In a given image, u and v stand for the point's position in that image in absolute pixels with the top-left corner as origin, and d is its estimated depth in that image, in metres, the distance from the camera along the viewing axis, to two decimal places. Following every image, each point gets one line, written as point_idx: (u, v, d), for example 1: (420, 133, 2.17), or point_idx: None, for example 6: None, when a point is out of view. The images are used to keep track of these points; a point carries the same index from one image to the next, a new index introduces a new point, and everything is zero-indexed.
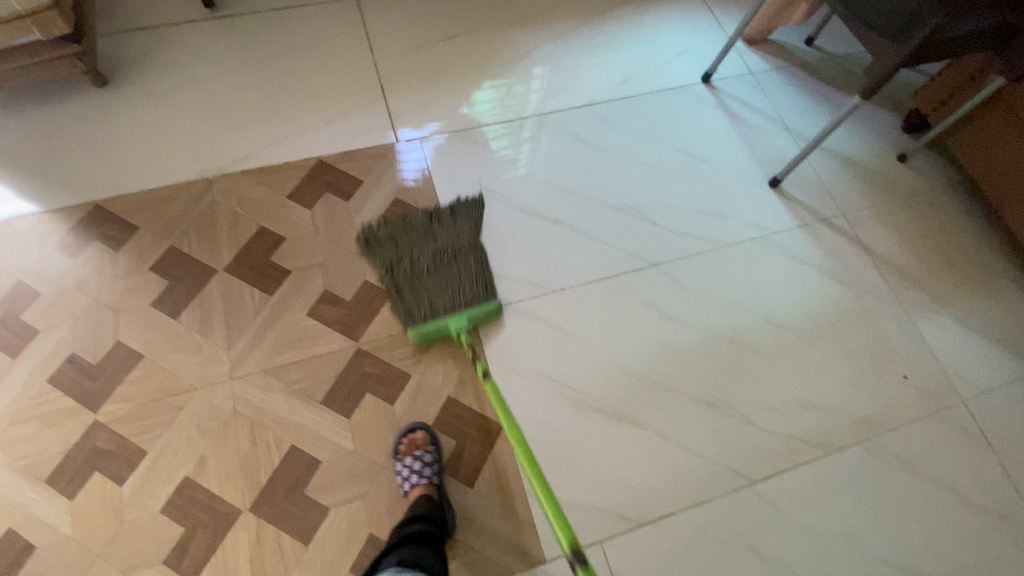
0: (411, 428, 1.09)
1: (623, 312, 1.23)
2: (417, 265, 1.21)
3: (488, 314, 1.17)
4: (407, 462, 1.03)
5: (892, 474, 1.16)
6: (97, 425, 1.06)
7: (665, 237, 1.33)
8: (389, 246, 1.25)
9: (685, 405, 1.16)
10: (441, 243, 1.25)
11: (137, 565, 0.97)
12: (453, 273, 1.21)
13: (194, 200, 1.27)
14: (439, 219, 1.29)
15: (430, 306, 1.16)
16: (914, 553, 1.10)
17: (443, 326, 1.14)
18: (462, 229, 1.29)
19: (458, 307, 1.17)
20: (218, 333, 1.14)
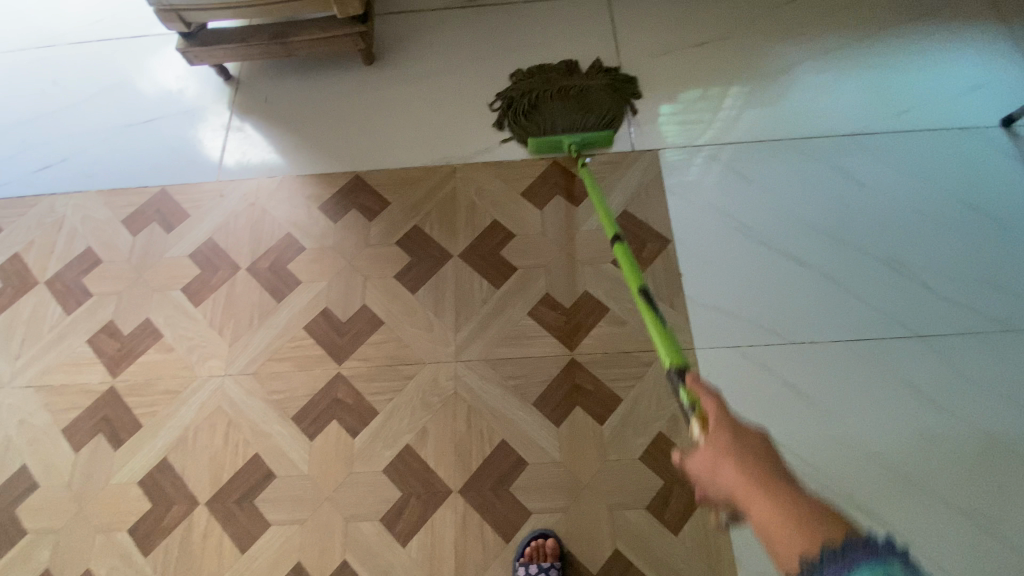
0: (542, 533, 1.01)
1: (873, 381, 1.08)
2: (548, 95, 1.40)
3: (598, 139, 1.32)
4: (531, 571, 0.95)
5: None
6: (339, 377, 1.17)
7: (933, 304, 1.15)
8: (525, 82, 1.42)
9: (937, 507, 0.99)
10: (573, 87, 1.40)
11: (357, 515, 1.06)
12: (576, 120, 1.36)
13: (438, 184, 1.35)
14: (578, 71, 1.44)
15: (552, 128, 1.36)
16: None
17: (559, 141, 1.32)
18: (595, 80, 1.41)
19: (575, 126, 1.36)
20: (448, 316, 1.22)
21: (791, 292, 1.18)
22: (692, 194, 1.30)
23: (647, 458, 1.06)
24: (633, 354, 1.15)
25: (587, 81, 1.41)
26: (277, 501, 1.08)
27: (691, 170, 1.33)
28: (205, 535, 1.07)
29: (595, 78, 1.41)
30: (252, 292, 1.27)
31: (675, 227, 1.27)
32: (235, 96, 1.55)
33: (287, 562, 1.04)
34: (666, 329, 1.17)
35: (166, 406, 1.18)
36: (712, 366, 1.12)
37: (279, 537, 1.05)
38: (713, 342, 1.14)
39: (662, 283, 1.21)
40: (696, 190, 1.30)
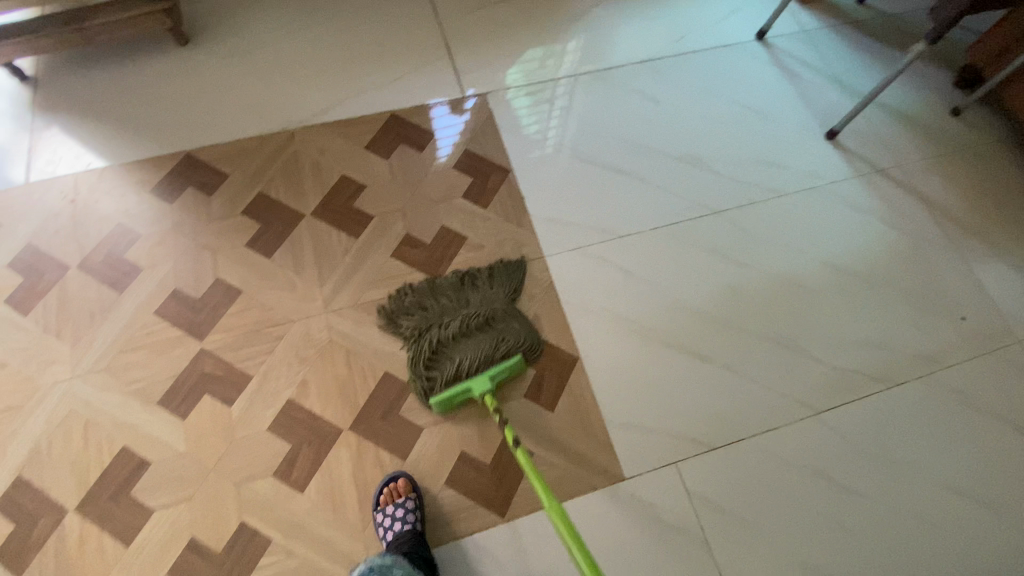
0: (393, 475, 1.04)
1: (690, 254, 1.29)
2: (449, 340, 1.16)
3: (508, 369, 1.12)
4: (388, 513, 0.99)
5: (952, 410, 1.20)
6: (204, 353, 1.13)
7: (726, 185, 1.38)
8: (417, 313, 1.20)
9: (752, 340, 1.21)
10: (472, 309, 1.20)
11: (248, 477, 1.04)
12: (483, 348, 1.14)
13: (279, 152, 1.35)
14: (475, 292, 1.23)
15: (454, 372, 1.11)
16: (977, 482, 1.14)
17: (465, 389, 1.09)
18: (496, 294, 1.22)
19: (481, 365, 1.12)
20: (311, 273, 1.23)
21: (617, 194, 1.36)
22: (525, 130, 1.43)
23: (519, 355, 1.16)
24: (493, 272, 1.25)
25: (486, 296, 1.22)
26: (157, 486, 1.03)
27: (520, 110, 1.46)
28: (81, 540, 1.00)
29: (497, 304, 1.21)
30: (88, 289, 1.18)
31: (513, 158, 1.39)
32: (35, 95, 1.41)
33: (177, 542, 0.99)
34: (519, 245, 1.28)
35: (6, 424, 1.07)
36: (562, 268, 1.26)
37: (165, 520, 1.01)
38: (560, 248, 1.28)
39: (509, 206, 1.33)
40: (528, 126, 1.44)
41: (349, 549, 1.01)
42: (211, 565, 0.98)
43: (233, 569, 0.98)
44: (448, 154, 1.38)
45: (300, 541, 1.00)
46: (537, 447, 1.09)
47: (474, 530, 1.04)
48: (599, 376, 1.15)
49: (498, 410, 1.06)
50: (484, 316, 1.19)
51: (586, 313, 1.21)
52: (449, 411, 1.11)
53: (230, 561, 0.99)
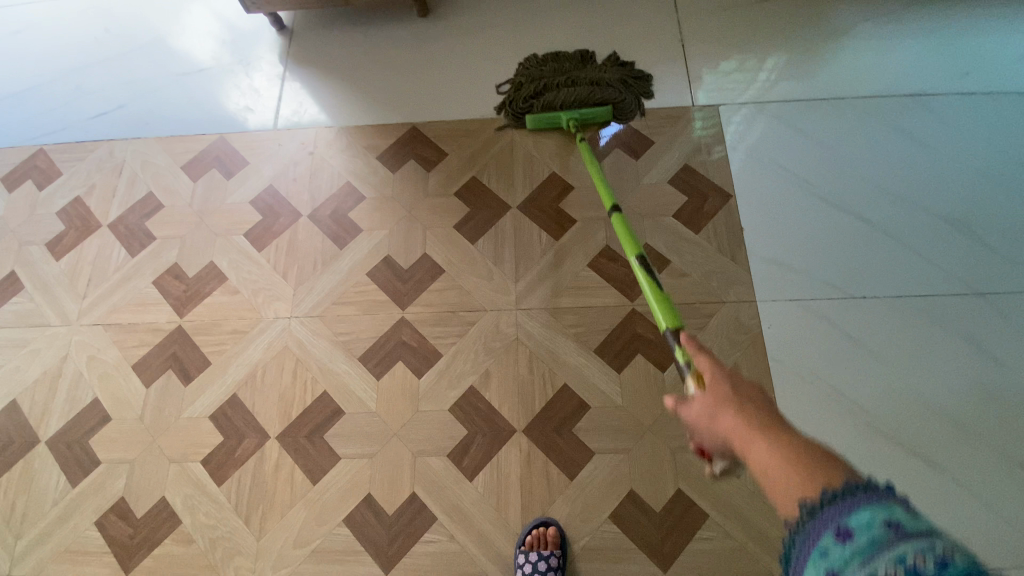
0: (545, 521, 1.02)
1: (934, 336, 1.10)
2: (557, 79, 1.34)
3: (598, 115, 1.31)
4: (531, 559, 0.96)
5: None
6: (403, 321, 1.20)
7: (995, 263, 1.16)
8: (536, 63, 1.39)
9: (998, 459, 1.01)
10: (585, 74, 1.35)
11: (424, 451, 1.09)
12: (580, 88, 1.32)
13: (495, 137, 1.36)
14: (593, 62, 1.39)
15: (550, 101, 1.31)
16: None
17: (556, 116, 1.31)
18: (608, 70, 1.36)
19: (575, 104, 1.31)
20: (508, 266, 1.23)
21: (854, 247, 1.19)
22: (740, 153, 1.30)
23: None
24: (693, 306, 1.17)
25: (599, 73, 1.36)
26: (346, 436, 1.11)
27: (730, 128, 1.33)
28: (276, 467, 1.10)
29: (607, 71, 1.36)
30: (313, 238, 1.29)
31: (736, 184, 1.27)
32: (291, 47, 1.55)
33: (356, 494, 1.07)
34: (727, 282, 1.18)
35: (234, 344, 1.21)
36: (773, 320, 1.14)
37: (349, 471, 1.09)
38: (773, 295, 1.16)
39: (723, 237, 1.22)
40: (740, 147, 1.31)
41: (505, 551, 1.01)
42: (382, 525, 1.05)
43: (399, 535, 1.04)
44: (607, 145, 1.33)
45: (462, 528, 1.03)
46: (713, 512, 1.00)
47: None
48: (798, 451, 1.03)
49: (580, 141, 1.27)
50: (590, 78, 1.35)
51: (793, 376, 1.09)
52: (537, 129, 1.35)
53: (398, 527, 1.04)
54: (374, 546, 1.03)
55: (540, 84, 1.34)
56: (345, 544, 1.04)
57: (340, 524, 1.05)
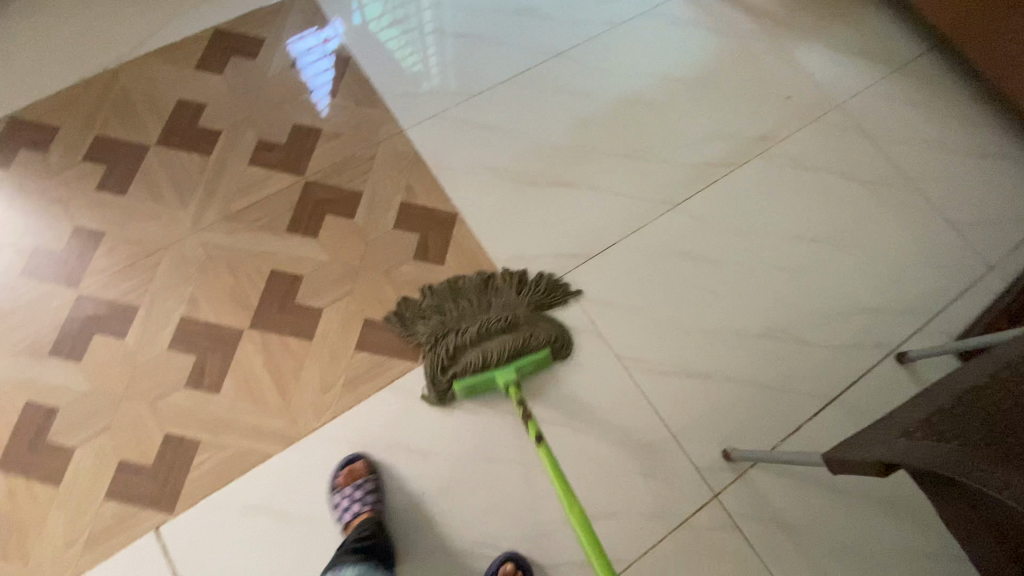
0: (350, 457, 1.04)
1: (541, 96, 1.36)
2: (470, 327, 1.10)
3: (535, 361, 1.08)
4: (346, 494, 0.99)
5: (799, 175, 1.32)
6: (84, 298, 1.12)
7: (563, 28, 1.44)
8: (434, 316, 1.13)
9: (612, 159, 1.30)
10: (493, 314, 1.12)
11: (161, 394, 1.07)
12: (507, 335, 1.09)
13: (106, 94, 1.30)
14: (492, 290, 1.16)
15: (475, 362, 1.06)
16: (829, 230, 1.28)
17: (490, 379, 1.05)
18: (517, 300, 1.14)
19: (508, 359, 1.06)
20: (172, 199, 1.20)
21: (461, 60, 1.39)
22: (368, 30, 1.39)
23: (400, 223, 1.22)
24: (357, 155, 1.26)
25: (506, 299, 1.14)
26: (71, 426, 1.04)
27: (344, 13, 1.41)
28: (4, 495, 1.00)
29: (515, 297, 1.14)
30: None
31: (351, 45, 1.38)
32: None
33: (107, 468, 1.02)
34: (376, 125, 1.30)
35: None
36: (424, 137, 1.30)
37: (89, 453, 1.03)
38: (417, 120, 1.31)
39: (357, 91, 1.33)
40: (392, 33, 1.40)
41: (278, 428, 1.06)
42: (147, 477, 1.01)
43: (169, 474, 1.02)
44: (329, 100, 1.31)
45: (229, 433, 1.05)
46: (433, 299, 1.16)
47: (393, 380, 1.10)
48: (477, 222, 1.23)
49: (524, 407, 1.04)
50: (510, 325, 1.10)
51: (453, 172, 1.27)
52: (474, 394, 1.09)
53: (165, 469, 1.02)
54: (147, 499, 1.00)
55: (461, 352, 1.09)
56: (117, 515, 0.99)
57: (102, 502, 1.00)
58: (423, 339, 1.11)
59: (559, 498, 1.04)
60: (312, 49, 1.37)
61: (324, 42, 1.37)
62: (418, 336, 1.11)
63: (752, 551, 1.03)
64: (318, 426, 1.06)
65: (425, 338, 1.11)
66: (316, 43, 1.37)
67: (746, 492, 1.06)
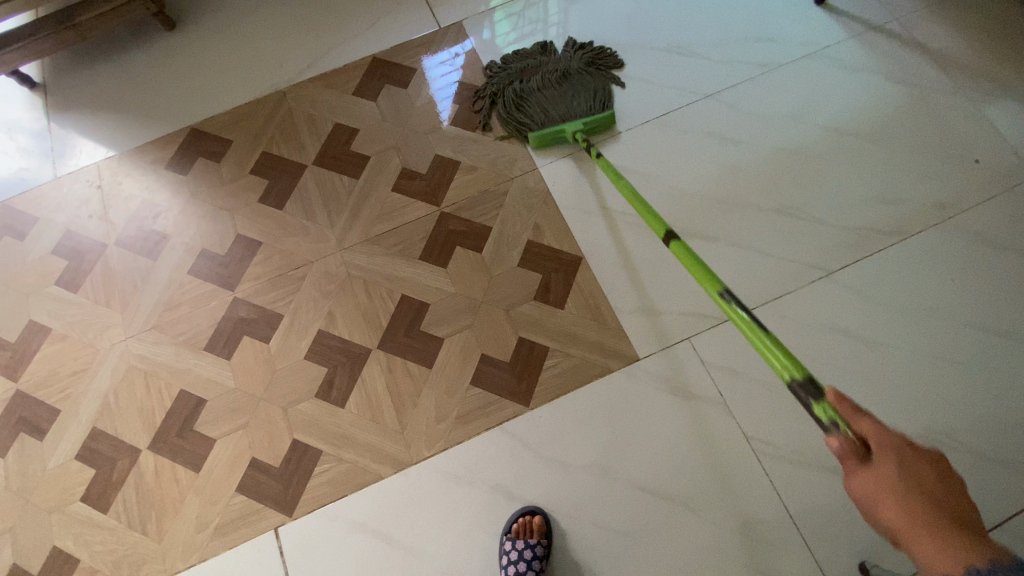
0: (531, 509, 1.02)
1: (684, 140, 1.30)
2: (534, 82, 1.34)
3: (602, 119, 1.29)
4: (516, 548, 0.97)
5: (983, 254, 1.15)
6: (238, 301, 1.24)
7: (714, 69, 1.37)
8: (501, 72, 1.38)
9: (757, 214, 1.21)
10: (552, 69, 1.36)
11: (292, 401, 1.14)
12: (563, 83, 1.34)
13: (274, 114, 1.43)
14: (551, 53, 1.40)
15: (545, 115, 1.30)
16: (1017, 322, 1.09)
17: (562, 129, 1.27)
18: (570, 58, 1.39)
19: (576, 115, 1.30)
20: (320, 217, 1.29)
21: None
22: None
23: (526, 262, 1.21)
24: (491, 189, 1.28)
25: (563, 61, 1.38)
26: (216, 418, 1.15)
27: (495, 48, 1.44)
28: (157, 472, 1.12)
29: (572, 59, 1.38)
30: (127, 261, 1.30)
31: (496, 78, 1.40)
32: (46, 99, 1.51)
33: (241, 463, 1.11)
34: (512, 160, 1.31)
35: (79, 384, 1.20)
36: (558, 175, 1.29)
37: (228, 446, 1.12)
38: (552, 157, 1.30)
39: (497, 125, 1.35)
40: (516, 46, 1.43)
41: (392, 452, 1.09)
42: (273, 479, 1.09)
43: (292, 480, 1.09)
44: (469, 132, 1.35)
45: (348, 449, 1.10)
46: (553, 343, 1.15)
47: (504, 421, 1.10)
48: (604, 268, 1.20)
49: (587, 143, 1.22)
50: (564, 75, 1.35)
51: (585, 214, 1.25)
52: (542, 147, 1.30)
53: (290, 473, 1.09)
54: (271, 499, 1.08)
55: (522, 92, 1.34)
56: (245, 509, 1.08)
57: (235, 494, 1.09)
58: (502, 109, 1.33)
59: None
60: (444, 63, 1.44)
61: (454, 56, 1.44)
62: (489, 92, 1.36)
63: None
64: (428, 456, 1.08)
65: (499, 107, 1.34)
66: (447, 57, 1.44)
67: None
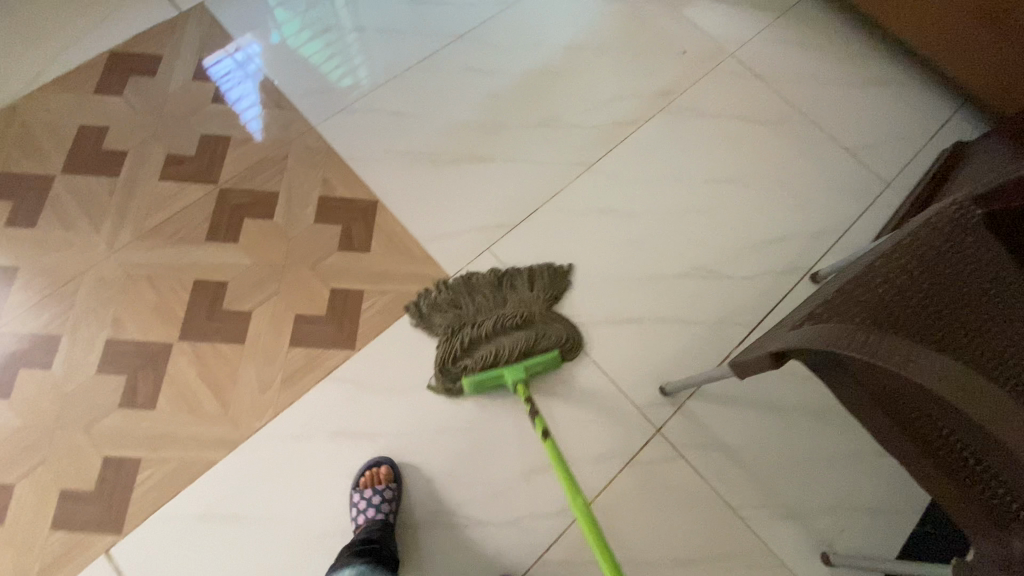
0: (377, 461, 1.03)
1: (448, 78, 1.39)
2: (485, 322, 1.11)
3: (547, 364, 1.08)
4: (364, 497, 0.98)
5: (703, 124, 1.38)
6: (2, 334, 1.10)
7: (462, 11, 1.47)
8: (451, 309, 1.14)
9: (524, 130, 1.34)
10: (510, 309, 1.13)
11: (95, 419, 1.05)
12: (519, 333, 1.09)
13: (2, 129, 1.27)
14: (510, 284, 1.17)
15: (487, 358, 1.07)
16: (738, 171, 1.34)
17: (499, 376, 1.06)
18: (537, 296, 1.16)
19: (517, 356, 1.07)
20: (84, 224, 1.18)
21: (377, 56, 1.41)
22: (309, 49, 1.39)
23: (321, 217, 1.23)
24: (270, 157, 1.27)
25: (524, 293, 1.15)
26: (5, 464, 1.02)
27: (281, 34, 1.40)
28: None
29: (532, 291, 1.16)
30: None
31: (252, 51, 1.38)
32: None
33: (48, 499, 1.00)
34: (285, 125, 1.30)
35: None
36: (336, 131, 1.31)
37: (27, 488, 1.01)
38: (327, 116, 1.32)
39: (262, 95, 1.33)
40: (287, 17, 1.42)
41: (221, 432, 1.05)
42: (91, 502, 1.00)
43: (114, 496, 1.00)
44: (236, 109, 1.31)
45: (171, 445, 1.04)
46: (364, 285, 1.18)
47: (332, 370, 1.11)
48: (398, 207, 1.25)
49: (531, 404, 1.05)
50: (526, 320, 1.12)
51: (369, 162, 1.29)
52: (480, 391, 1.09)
53: (110, 492, 1.01)
54: (94, 523, 0.99)
55: (469, 331, 1.10)
56: (65, 545, 0.98)
57: (48, 534, 0.98)
58: (442, 337, 1.11)
59: (509, 457, 1.07)
60: (231, 70, 1.35)
61: (247, 64, 1.36)
62: (437, 328, 1.12)
63: (698, 476, 1.08)
64: (261, 425, 1.06)
65: (435, 327, 1.13)
66: (239, 66, 1.36)
67: (687, 424, 1.11)
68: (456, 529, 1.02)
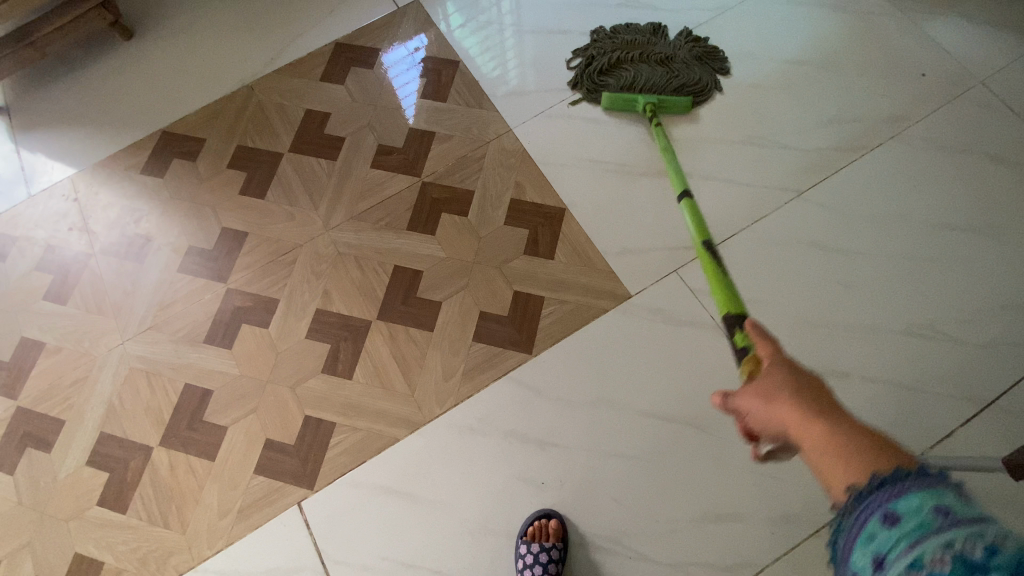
0: (546, 512, 1.01)
1: None
2: (631, 55, 1.34)
3: (677, 103, 1.28)
4: (532, 551, 0.96)
5: (937, 158, 1.22)
6: (231, 291, 1.24)
7: (666, 19, 1.41)
8: (606, 41, 1.38)
9: (727, 148, 1.26)
10: (659, 52, 1.35)
11: (299, 380, 1.15)
12: (659, 72, 1.32)
13: (243, 108, 1.43)
14: (664, 35, 1.38)
15: (629, 81, 1.31)
16: (981, 216, 1.16)
17: (633, 99, 1.29)
18: (680, 45, 1.36)
19: (652, 87, 1.31)
20: (304, 201, 1.30)
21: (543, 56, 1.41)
22: (472, 44, 1.43)
23: (511, 219, 1.24)
24: (469, 155, 1.31)
25: (672, 47, 1.35)
26: (225, 407, 1.15)
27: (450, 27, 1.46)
28: (172, 466, 1.12)
29: (681, 47, 1.35)
30: (114, 267, 1.30)
31: (459, 50, 1.43)
32: (8, 119, 1.49)
33: (256, 446, 1.12)
34: (485, 124, 1.34)
35: (82, 393, 1.20)
36: (531, 134, 1.32)
37: (240, 432, 1.13)
38: (522, 118, 1.34)
39: (467, 93, 1.38)
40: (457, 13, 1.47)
41: (404, 414, 1.11)
42: (290, 456, 1.10)
43: (309, 455, 1.10)
44: (442, 103, 1.37)
45: (360, 417, 1.11)
46: (547, 292, 1.18)
47: (510, 371, 1.12)
48: (586, 216, 1.24)
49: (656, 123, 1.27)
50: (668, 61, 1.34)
51: (561, 168, 1.28)
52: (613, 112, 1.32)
53: (306, 449, 1.10)
54: (291, 476, 1.09)
55: (617, 62, 1.35)
56: (266, 489, 1.09)
57: (253, 476, 1.10)
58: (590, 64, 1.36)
59: (683, 495, 1.02)
60: (403, 59, 1.43)
61: (413, 53, 1.43)
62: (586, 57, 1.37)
63: None
64: (440, 413, 1.10)
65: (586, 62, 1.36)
66: (406, 54, 1.43)
67: None
68: (620, 556, 0.99)
